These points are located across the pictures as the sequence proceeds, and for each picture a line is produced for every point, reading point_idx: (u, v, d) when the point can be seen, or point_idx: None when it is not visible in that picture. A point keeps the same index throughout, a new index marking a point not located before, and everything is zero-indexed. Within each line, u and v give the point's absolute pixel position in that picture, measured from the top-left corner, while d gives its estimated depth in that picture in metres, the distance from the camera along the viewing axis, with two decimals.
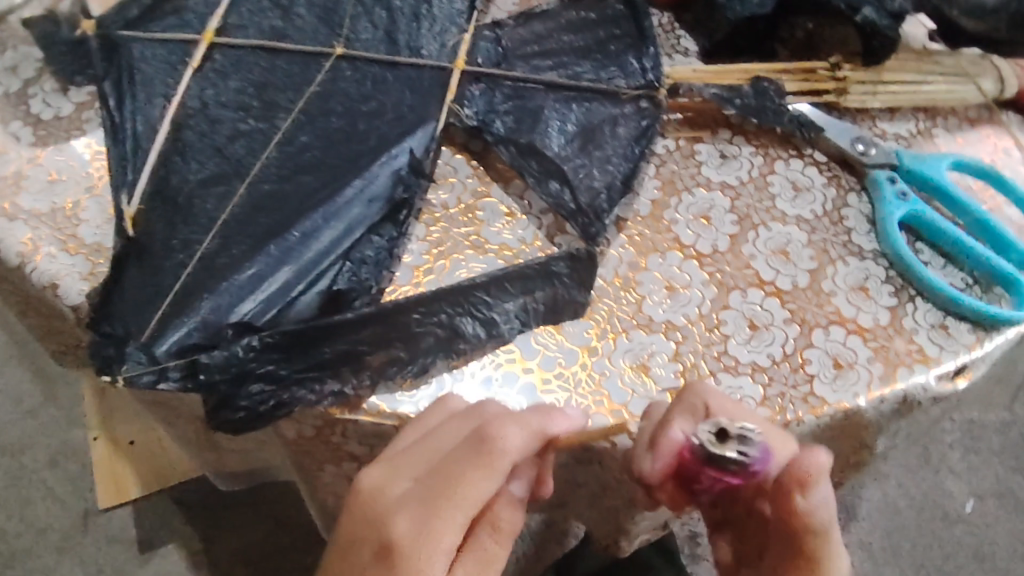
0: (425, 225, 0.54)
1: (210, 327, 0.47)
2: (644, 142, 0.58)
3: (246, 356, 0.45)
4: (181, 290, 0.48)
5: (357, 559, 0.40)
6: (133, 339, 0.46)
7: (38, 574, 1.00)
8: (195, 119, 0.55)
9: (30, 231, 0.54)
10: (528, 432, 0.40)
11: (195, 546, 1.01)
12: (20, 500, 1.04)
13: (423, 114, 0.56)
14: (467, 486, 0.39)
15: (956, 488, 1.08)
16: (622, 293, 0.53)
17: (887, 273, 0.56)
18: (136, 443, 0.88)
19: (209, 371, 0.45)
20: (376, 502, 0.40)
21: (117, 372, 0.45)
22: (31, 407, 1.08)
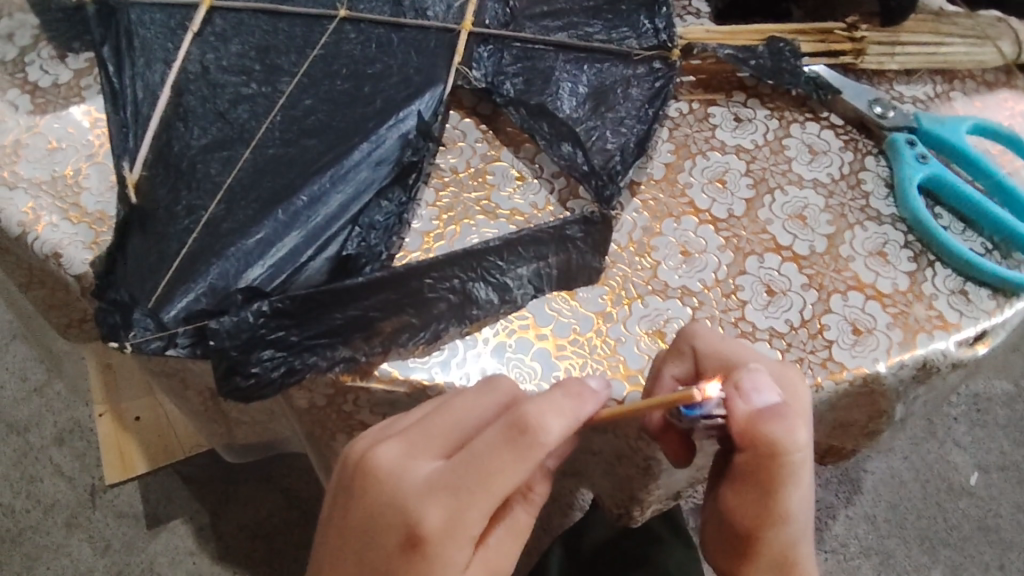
0: (435, 189, 0.53)
1: (217, 293, 0.46)
2: (659, 103, 0.56)
3: (256, 322, 0.44)
4: (186, 256, 0.47)
5: (382, 544, 0.40)
6: (140, 305, 0.45)
7: (48, 550, 1.00)
8: (196, 84, 0.53)
9: (31, 200, 0.53)
10: (565, 423, 0.39)
11: (203, 521, 1.01)
12: (28, 476, 1.04)
13: (431, 76, 0.54)
14: (497, 478, 0.38)
15: (961, 461, 1.07)
16: (636, 258, 0.52)
17: (906, 238, 0.55)
18: (143, 418, 0.87)
19: (219, 338, 0.43)
20: (399, 486, 0.40)
21: (124, 340, 0.44)
22: (38, 383, 1.08)
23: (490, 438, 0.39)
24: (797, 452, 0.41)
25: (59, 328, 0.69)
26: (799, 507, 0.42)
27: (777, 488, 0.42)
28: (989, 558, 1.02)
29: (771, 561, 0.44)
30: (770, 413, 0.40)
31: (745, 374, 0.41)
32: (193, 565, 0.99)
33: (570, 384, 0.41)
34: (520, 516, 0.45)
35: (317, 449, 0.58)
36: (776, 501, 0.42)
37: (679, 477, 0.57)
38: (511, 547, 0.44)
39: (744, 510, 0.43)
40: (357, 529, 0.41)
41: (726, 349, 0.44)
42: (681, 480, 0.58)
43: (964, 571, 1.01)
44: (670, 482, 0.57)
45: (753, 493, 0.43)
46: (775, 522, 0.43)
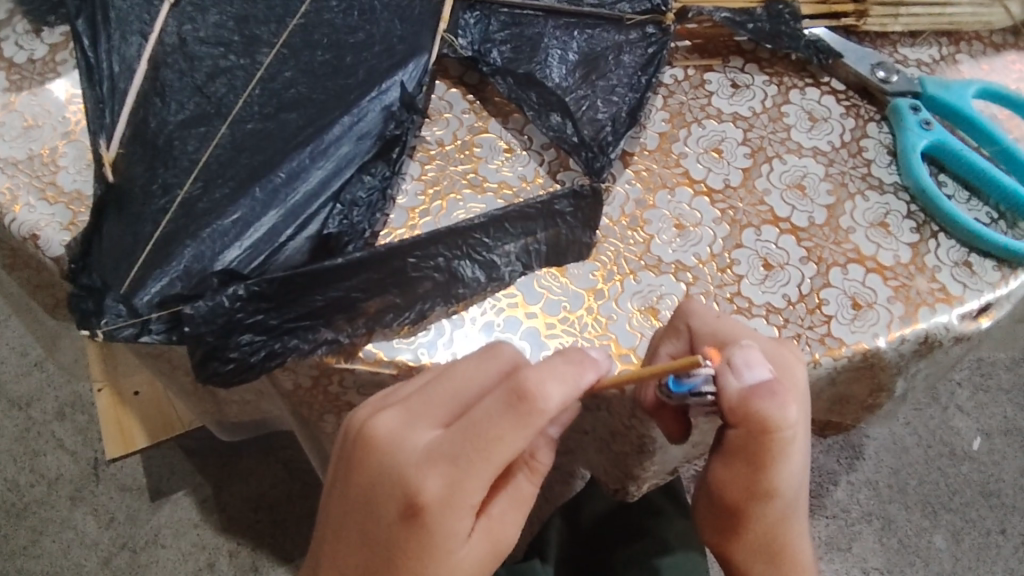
0: (420, 163, 0.51)
1: (193, 276, 0.45)
2: (652, 69, 0.54)
3: (232, 306, 0.42)
4: (161, 238, 0.46)
5: (381, 513, 0.39)
6: (113, 290, 0.44)
7: (52, 523, 1.01)
8: (172, 57, 0.51)
9: (7, 179, 0.52)
10: (566, 391, 0.37)
11: (204, 493, 1.01)
12: (33, 450, 1.05)
13: (415, 45, 0.52)
14: (496, 446, 0.36)
15: (964, 426, 1.06)
16: (629, 232, 0.50)
17: (909, 208, 0.53)
18: (142, 393, 0.88)
19: (194, 323, 0.42)
20: (397, 455, 0.38)
21: (96, 326, 0.43)
22: (38, 360, 1.09)
23: (487, 406, 0.37)
24: (788, 428, 0.40)
25: (48, 308, 0.68)
26: (787, 481, 0.42)
27: (767, 464, 0.41)
28: (991, 523, 1.01)
29: (759, 533, 0.44)
30: (762, 389, 0.39)
31: (740, 350, 0.40)
32: (197, 536, 1.00)
33: (572, 352, 0.39)
34: (524, 484, 0.43)
35: (306, 428, 0.57)
36: (765, 476, 0.41)
37: (675, 453, 0.56)
38: (515, 517, 0.43)
39: (731, 486, 0.42)
40: (357, 498, 0.40)
41: (721, 325, 0.43)
42: (677, 456, 0.57)
43: (966, 536, 1.01)
44: (666, 459, 0.56)
45: (741, 467, 0.41)
46: (763, 496, 0.42)
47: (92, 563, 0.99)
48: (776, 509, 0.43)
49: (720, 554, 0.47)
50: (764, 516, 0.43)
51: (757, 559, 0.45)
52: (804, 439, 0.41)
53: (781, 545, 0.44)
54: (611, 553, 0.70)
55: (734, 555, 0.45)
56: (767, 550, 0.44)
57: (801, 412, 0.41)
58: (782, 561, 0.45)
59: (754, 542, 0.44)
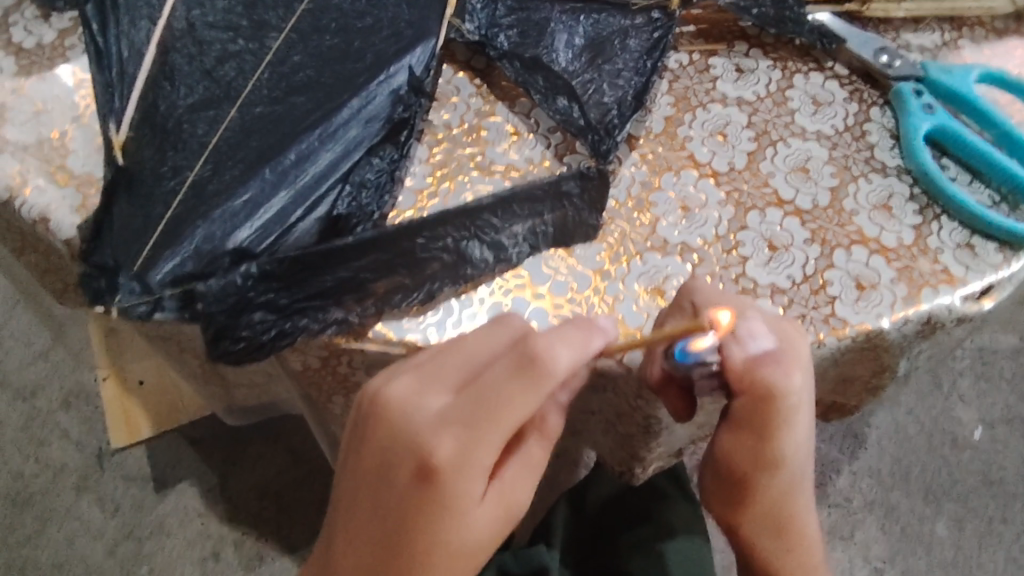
0: (428, 146, 0.51)
1: (204, 255, 0.45)
2: (658, 54, 0.54)
3: (244, 285, 0.43)
4: (173, 219, 0.46)
5: (394, 480, 0.39)
6: (125, 270, 0.44)
7: (57, 512, 1.02)
8: (182, 41, 0.52)
9: (18, 163, 0.52)
10: (575, 355, 0.39)
11: (210, 482, 1.03)
12: (39, 441, 1.06)
13: (423, 30, 0.53)
14: (507, 409, 0.38)
15: (966, 415, 1.07)
16: (635, 214, 0.51)
17: (912, 191, 0.54)
18: (147, 382, 0.90)
19: (206, 301, 0.43)
20: (409, 421, 0.39)
21: (110, 304, 0.43)
22: (43, 350, 1.11)
23: (500, 370, 0.39)
24: (793, 395, 0.41)
25: (57, 292, 0.69)
26: (793, 453, 0.42)
27: (772, 432, 0.41)
28: (993, 511, 1.02)
29: (765, 508, 0.44)
30: (765, 357, 0.41)
31: (744, 320, 0.42)
32: (202, 525, 1.01)
33: (580, 320, 0.41)
34: (535, 449, 0.44)
35: (316, 411, 0.58)
36: (770, 444, 0.42)
37: (680, 434, 0.56)
38: (528, 482, 0.43)
39: (738, 456, 0.43)
40: (369, 467, 0.40)
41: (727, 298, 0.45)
42: (683, 437, 0.57)
43: (968, 524, 1.01)
44: (671, 440, 0.56)
45: (747, 436, 0.42)
46: (769, 467, 0.42)
47: (97, 552, 1.00)
48: (782, 482, 0.43)
49: (726, 531, 0.47)
50: (769, 491, 0.43)
51: (763, 536, 0.45)
52: (809, 409, 0.42)
53: (787, 522, 0.44)
54: (615, 538, 0.71)
55: (740, 534, 0.45)
56: (773, 527, 0.44)
57: (806, 383, 0.42)
58: (788, 539, 0.45)
59: (760, 517, 0.44)
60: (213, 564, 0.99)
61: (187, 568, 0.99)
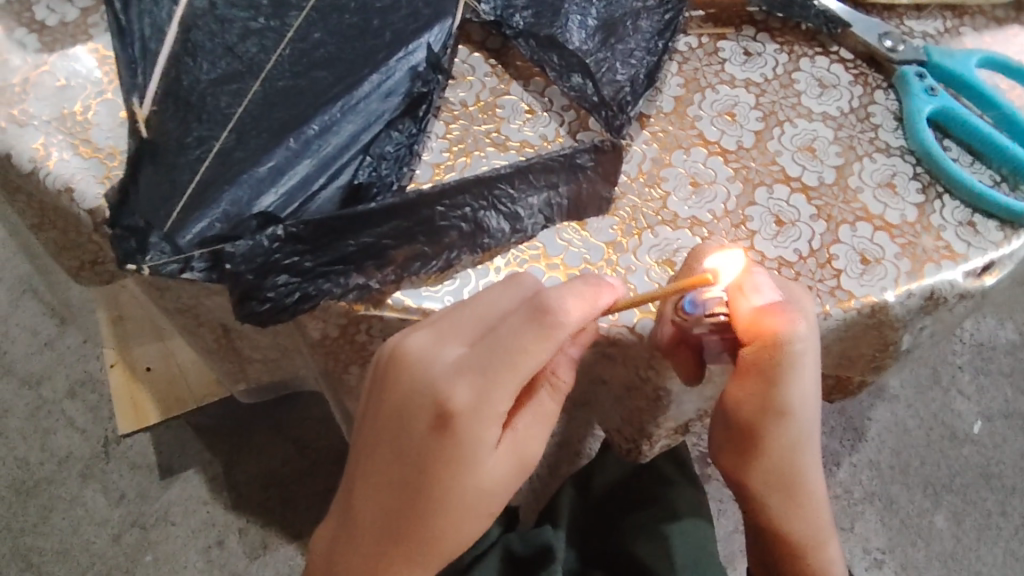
0: (445, 122, 0.53)
1: (231, 218, 0.47)
2: (669, 35, 0.56)
3: (271, 247, 0.44)
4: (199, 184, 0.47)
5: (412, 426, 0.41)
6: (155, 230, 0.45)
7: (63, 499, 1.05)
8: (203, 19, 0.53)
9: (42, 136, 0.53)
10: (587, 308, 0.40)
11: (215, 470, 1.05)
12: (45, 428, 1.09)
13: (440, 9, 0.54)
14: (521, 358, 0.39)
15: (966, 409, 1.08)
16: (646, 189, 0.52)
17: (915, 170, 0.55)
18: (154, 368, 0.92)
19: (234, 261, 0.44)
20: (427, 371, 0.41)
21: (141, 262, 0.44)
22: (48, 339, 1.13)
23: (514, 321, 0.40)
24: (798, 342, 0.42)
25: (70, 270, 0.70)
26: (799, 401, 0.44)
27: (778, 380, 0.43)
28: (992, 505, 1.03)
29: (774, 457, 0.46)
30: (771, 307, 0.42)
31: (752, 272, 0.44)
32: (207, 513, 1.04)
33: (590, 277, 0.42)
34: (546, 401, 0.45)
35: (331, 385, 0.59)
36: (776, 393, 0.43)
37: (687, 409, 0.57)
38: (538, 432, 0.45)
39: (746, 405, 0.44)
40: (388, 416, 0.42)
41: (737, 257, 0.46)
42: (689, 413, 0.59)
43: (967, 517, 1.03)
44: (678, 415, 0.57)
45: (753, 385, 0.44)
46: (776, 416, 0.44)
47: (102, 539, 1.03)
48: (789, 432, 0.45)
49: (733, 480, 0.48)
50: (778, 440, 0.45)
51: (770, 484, 0.47)
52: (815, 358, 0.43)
53: (795, 470, 0.46)
54: (617, 521, 0.73)
55: (749, 482, 0.47)
56: (781, 475, 0.46)
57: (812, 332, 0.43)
58: (794, 484, 0.47)
59: (770, 467, 0.46)
60: (218, 552, 1.02)
61: (192, 555, 1.02)
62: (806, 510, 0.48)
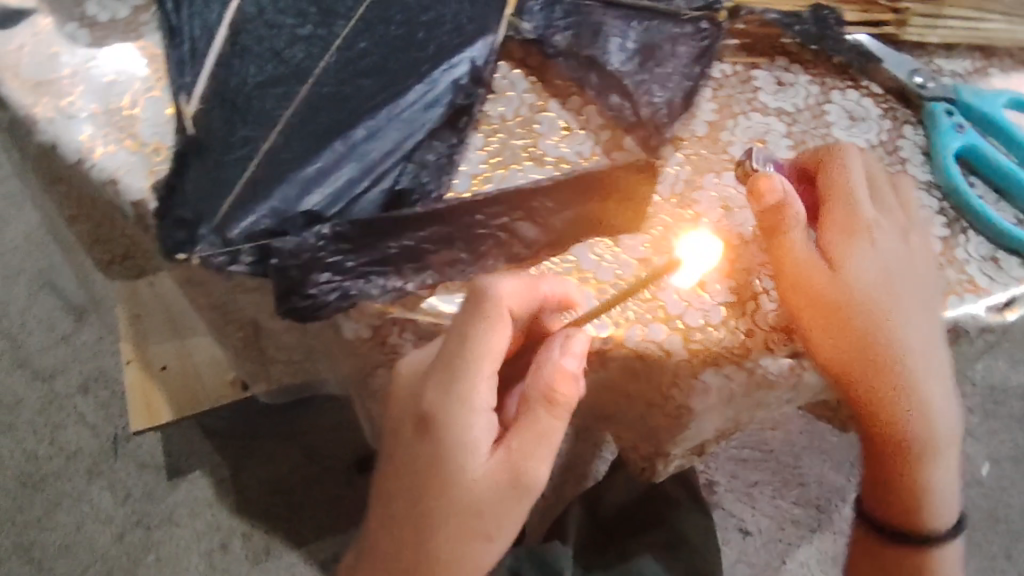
0: (483, 135, 0.54)
1: (279, 215, 0.48)
2: (705, 61, 0.58)
3: (316, 245, 0.45)
4: (249, 181, 0.48)
5: (404, 435, 0.47)
6: (206, 223, 0.46)
7: (69, 494, 1.06)
8: (252, 24, 0.55)
9: (89, 129, 0.55)
10: (518, 287, 0.45)
11: (221, 474, 1.06)
12: (55, 423, 1.10)
13: (482, 26, 0.56)
14: (473, 347, 0.44)
15: (975, 451, 1.08)
16: (678, 210, 0.53)
17: (940, 204, 0.56)
18: (169, 366, 0.93)
19: (280, 257, 0.45)
20: (409, 380, 0.47)
21: (192, 255, 0.45)
22: (64, 335, 1.15)
23: (465, 314, 0.45)
24: (869, 218, 0.51)
25: (101, 263, 0.72)
26: (868, 258, 0.50)
27: (844, 231, 0.51)
28: (998, 549, 1.03)
29: (862, 331, 0.49)
30: (843, 205, 0.52)
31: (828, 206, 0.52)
32: (212, 516, 1.05)
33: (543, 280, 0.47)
34: (544, 418, 0.46)
35: (354, 387, 0.60)
36: (836, 247, 0.50)
37: (707, 430, 0.58)
38: (540, 450, 0.46)
39: (826, 287, 0.49)
40: (391, 425, 0.48)
41: (852, 178, 0.52)
42: (707, 433, 0.59)
43: (973, 560, 1.02)
44: (697, 435, 0.58)
45: (834, 234, 0.51)
46: (842, 276, 0.50)
47: (106, 537, 1.04)
48: (872, 296, 0.50)
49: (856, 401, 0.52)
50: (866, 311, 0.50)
51: (873, 369, 0.50)
52: (876, 219, 0.52)
53: (882, 352, 0.50)
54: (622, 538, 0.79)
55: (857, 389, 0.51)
56: (871, 357, 0.50)
57: (867, 203, 0.52)
58: (885, 359, 0.50)
59: (863, 347, 0.49)
60: (221, 556, 1.03)
61: (194, 558, 1.03)
62: (915, 388, 0.51)
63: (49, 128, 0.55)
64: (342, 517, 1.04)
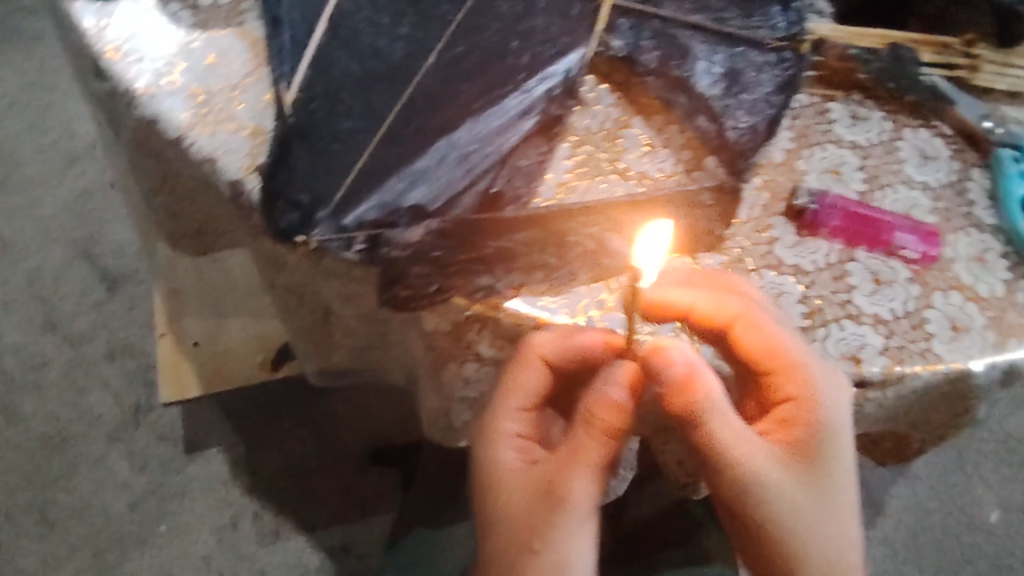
0: (570, 146, 0.56)
1: (389, 208, 0.49)
2: (788, 90, 0.59)
3: (424, 240, 0.49)
4: (363, 169, 0.50)
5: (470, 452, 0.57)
6: (322, 208, 0.49)
7: (88, 458, 1.07)
8: (352, 19, 0.56)
9: (189, 108, 0.57)
10: (550, 335, 0.50)
11: (237, 452, 1.07)
12: (80, 387, 1.11)
13: (574, 39, 0.57)
14: (506, 378, 0.52)
15: (986, 496, 1.11)
16: (754, 234, 0.55)
17: (1005, 248, 0.57)
18: (201, 343, 0.97)
19: (391, 247, 0.49)
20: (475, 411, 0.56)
21: (310, 236, 0.48)
22: (97, 303, 1.17)
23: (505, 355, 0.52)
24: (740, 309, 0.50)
25: (174, 238, 0.76)
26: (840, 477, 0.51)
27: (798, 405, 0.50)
28: None
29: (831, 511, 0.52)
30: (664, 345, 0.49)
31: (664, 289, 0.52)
32: (225, 492, 1.06)
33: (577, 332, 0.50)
34: (584, 440, 0.50)
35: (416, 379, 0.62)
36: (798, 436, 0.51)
37: None
38: (579, 473, 0.50)
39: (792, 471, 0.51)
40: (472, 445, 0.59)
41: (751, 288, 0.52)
42: None
43: None
44: None
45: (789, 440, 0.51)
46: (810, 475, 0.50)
47: (119, 504, 1.05)
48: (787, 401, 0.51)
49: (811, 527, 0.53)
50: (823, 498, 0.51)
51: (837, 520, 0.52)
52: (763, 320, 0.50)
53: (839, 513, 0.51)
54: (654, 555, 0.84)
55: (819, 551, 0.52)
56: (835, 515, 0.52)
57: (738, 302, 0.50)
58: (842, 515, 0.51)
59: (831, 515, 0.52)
60: (231, 533, 1.04)
61: (205, 532, 1.04)
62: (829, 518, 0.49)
63: (149, 103, 0.57)
64: (357, 507, 1.06)
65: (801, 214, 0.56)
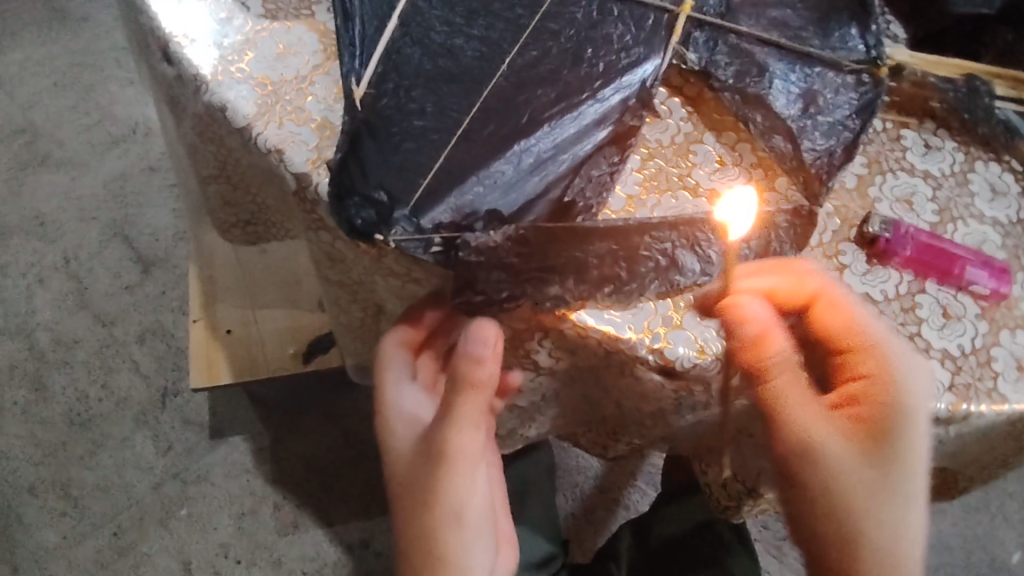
0: (640, 157, 0.56)
1: (464, 211, 0.50)
2: (866, 114, 0.57)
3: (498, 245, 0.48)
4: (438, 171, 0.50)
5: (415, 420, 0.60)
6: (402, 205, 0.49)
7: (114, 438, 1.08)
8: (424, 17, 0.56)
9: (257, 98, 0.56)
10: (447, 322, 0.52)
11: (262, 443, 1.07)
12: (109, 367, 1.12)
13: (648, 48, 0.56)
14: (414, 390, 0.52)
15: (1007, 537, 1.06)
16: (823, 258, 0.55)
17: None
18: (235, 331, 0.92)
19: (467, 251, 0.48)
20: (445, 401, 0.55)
21: (388, 235, 0.48)
22: (130, 284, 1.17)
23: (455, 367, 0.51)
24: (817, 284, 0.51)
25: (225, 225, 0.76)
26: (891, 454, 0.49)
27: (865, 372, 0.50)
28: None
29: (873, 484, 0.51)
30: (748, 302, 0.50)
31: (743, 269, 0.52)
32: (247, 481, 1.05)
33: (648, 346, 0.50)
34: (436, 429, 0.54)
35: None
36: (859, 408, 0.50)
37: None
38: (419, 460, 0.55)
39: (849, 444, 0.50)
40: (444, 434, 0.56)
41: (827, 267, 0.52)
42: None
43: None
44: None
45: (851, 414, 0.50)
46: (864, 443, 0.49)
47: (142, 485, 1.05)
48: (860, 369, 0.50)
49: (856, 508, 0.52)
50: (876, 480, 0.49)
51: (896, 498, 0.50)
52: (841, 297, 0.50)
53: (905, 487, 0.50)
54: None
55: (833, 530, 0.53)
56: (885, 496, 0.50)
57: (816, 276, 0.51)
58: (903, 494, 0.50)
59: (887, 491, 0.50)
60: (250, 521, 1.03)
61: (224, 519, 1.03)
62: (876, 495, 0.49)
63: (217, 91, 0.56)
64: (376, 505, 1.04)
65: (873, 241, 0.55)
